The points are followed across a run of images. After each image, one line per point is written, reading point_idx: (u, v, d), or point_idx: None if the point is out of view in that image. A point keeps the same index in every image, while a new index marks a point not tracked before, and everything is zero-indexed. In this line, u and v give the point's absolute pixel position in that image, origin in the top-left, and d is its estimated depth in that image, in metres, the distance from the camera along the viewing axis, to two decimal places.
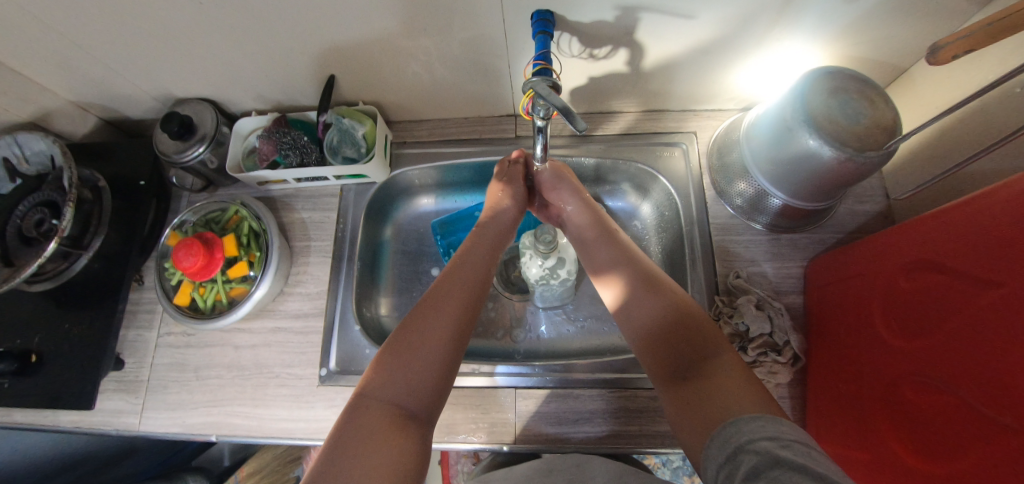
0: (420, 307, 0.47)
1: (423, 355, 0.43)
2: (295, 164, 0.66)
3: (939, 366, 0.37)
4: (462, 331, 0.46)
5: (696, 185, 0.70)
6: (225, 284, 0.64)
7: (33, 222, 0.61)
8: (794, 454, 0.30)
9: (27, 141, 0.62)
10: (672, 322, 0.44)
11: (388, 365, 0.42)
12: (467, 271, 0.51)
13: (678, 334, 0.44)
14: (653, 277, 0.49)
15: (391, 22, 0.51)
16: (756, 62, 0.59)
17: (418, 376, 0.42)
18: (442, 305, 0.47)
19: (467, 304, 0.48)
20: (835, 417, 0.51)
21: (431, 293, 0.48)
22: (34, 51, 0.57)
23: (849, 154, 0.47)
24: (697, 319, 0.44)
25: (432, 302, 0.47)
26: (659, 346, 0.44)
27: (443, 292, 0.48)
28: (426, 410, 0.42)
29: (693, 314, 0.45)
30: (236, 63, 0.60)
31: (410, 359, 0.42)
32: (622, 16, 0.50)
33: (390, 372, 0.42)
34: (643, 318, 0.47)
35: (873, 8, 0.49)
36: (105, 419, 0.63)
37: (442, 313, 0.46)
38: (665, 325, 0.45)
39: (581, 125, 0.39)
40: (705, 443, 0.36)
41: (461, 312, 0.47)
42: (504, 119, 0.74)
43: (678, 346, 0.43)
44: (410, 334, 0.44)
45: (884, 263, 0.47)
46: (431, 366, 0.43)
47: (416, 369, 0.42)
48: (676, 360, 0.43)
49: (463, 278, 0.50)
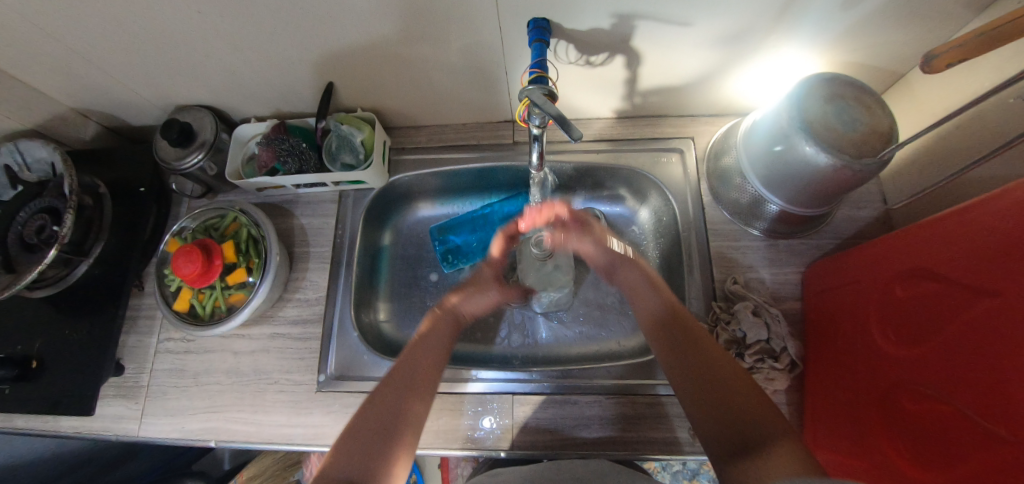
0: (380, 386, 0.47)
1: (378, 439, 0.42)
2: (293, 170, 0.67)
3: (943, 378, 0.37)
4: (417, 414, 0.45)
5: (694, 191, 0.70)
6: (224, 291, 0.64)
7: (33, 229, 0.61)
8: None
9: (28, 148, 0.63)
10: (719, 391, 0.43)
11: (342, 447, 0.41)
12: (426, 352, 0.50)
13: (726, 405, 0.42)
14: (695, 335, 0.48)
15: (389, 30, 0.52)
16: (752, 68, 0.60)
17: (377, 457, 0.41)
18: (402, 384, 0.47)
19: (424, 387, 0.47)
20: (831, 424, 0.51)
21: (389, 374, 0.48)
22: (35, 59, 0.57)
23: (845, 161, 0.47)
24: (749, 389, 0.42)
25: (392, 381, 0.47)
26: (710, 417, 0.42)
27: (402, 372, 0.48)
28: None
29: (743, 383, 0.43)
30: (235, 70, 0.60)
31: (365, 442, 0.41)
32: (618, 23, 0.50)
33: (346, 451, 0.41)
34: (689, 385, 0.45)
35: (868, 15, 0.49)
36: (105, 425, 0.63)
37: (399, 395, 0.46)
38: (710, 393, 0.43)
39: (577, 133, 0.39)
40: None
41: (416, 396, 0.46)
42: (502, 125, 0.74)
43: (731, 413, 0.41)
44: (366, 418, 0.43)
45: (881, 269, 0.47)
46: (387, 450, 0.42)
47: (369, 451, 0.41)
48: (729, 434, 0.40)
49: (426, 357, 0.50)
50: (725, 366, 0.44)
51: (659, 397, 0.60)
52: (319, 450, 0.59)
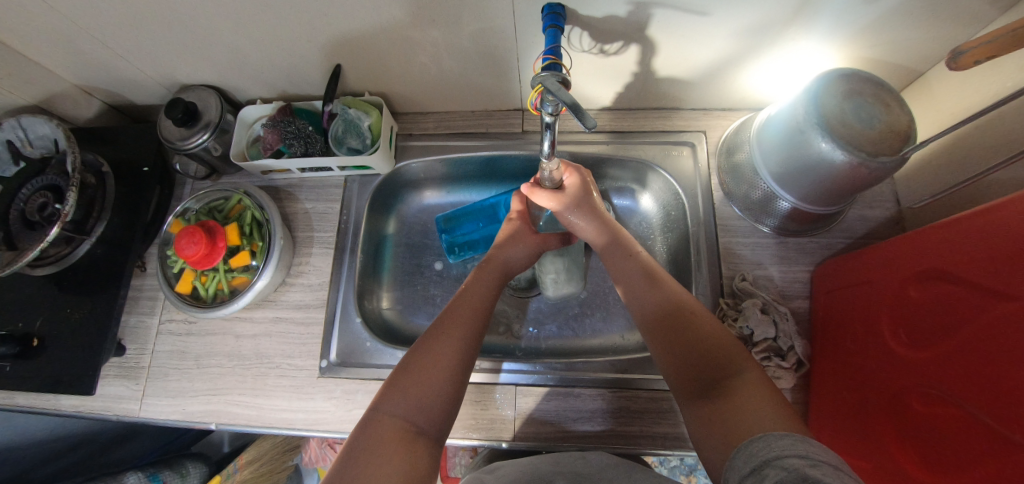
0: (434, 330, 0.48)
1: (435, 379, 0.44)
2: (300, 153, 0.66)
3: (952, 380, 0.36)
4: (468, 354, 0.47)
5: (704, 185, 0.69)
6: (227, 273, 0.63)
7: (35, 206, 0.60)
8: (822, 473, 0.28)
9: (31, 124, 0.62)
10: (695, 343, 0.45)
11: (398, 384, 0.44)
12: (472, 302, 0.52)
13: (700, 356, 0.44)
14: (681, 301, 0.49)
15: (399, 12, 0.50)
16: (769, 62, 0.58)
17: (428, 397, 0.43)
18: (455, 327, 0.49)
19: (475, 333, 0.49)
20: (836, 421, 0.51)
21: (439, 320, 0.50)
22: (38, 33, 0.56)
23: (862, 159, 0.46)
24: (720, 343, 0.44)
25: (446, 327, 0.48)
26: (685, 369, 0.44)
27: (453, 319, 0.49)
28: (436, 428, 0.43)
29: (715, 336, 0.45)
30: (242, 50, 0.59)
31: (420, 376, 0.44)
32: (635, 11, 0.49)
33: (403, 389, 0.43)
34: (661, 341, 0.47)
35: (892, 10, 0.48)
36: (106, 405, 0.63)
37: (452, 339, 0.47)
38: (686, 347, 0.45)
39: (591, 121, 0.38)
40: (730, 458, 0.34)
41: (466, 342, 0.48)
42: (512, 113, 0.73)
43: (700, 365, 0.43)
44: (422, 359, 0.45)
45: (894, 271, 0.46)
46: (443, 389, 0.44)
47: (424, 391, 0.43)
48: (700, 380, 0.42)
49: (475, 303, 0.52)
50: (703, 323, 0.46)
51: (661, 392, 0.59)
52: (320, 435, 0.59)
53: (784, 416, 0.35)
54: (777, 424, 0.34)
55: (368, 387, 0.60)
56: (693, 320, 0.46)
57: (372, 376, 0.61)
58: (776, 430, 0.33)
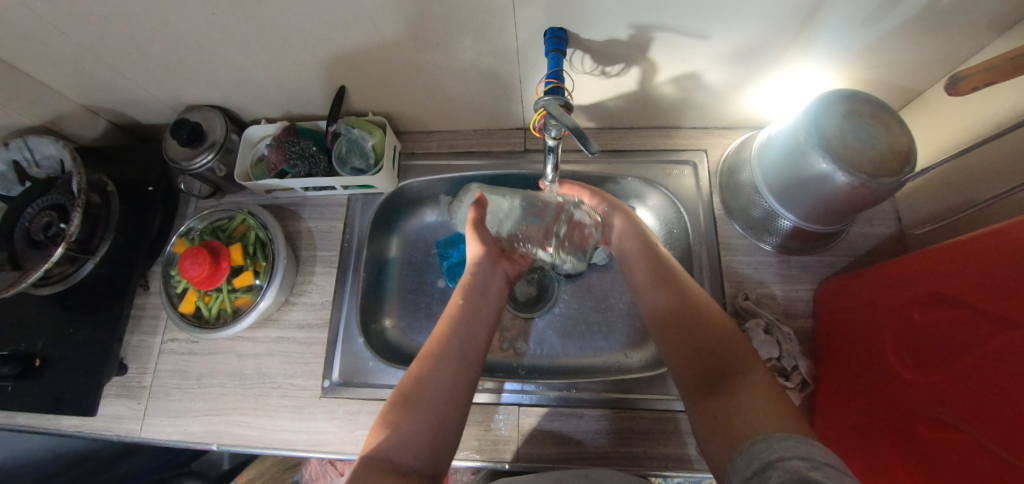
0: (425, 359, 0.47)
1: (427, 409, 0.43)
2: (304, 174, 0.67)
3: (956, 402, 0.36)
4: (467, 370, 0.47)
5: (705, 203, 0.69)
6: (231, 293, 0.63)
7: (40, 226, 0.60)
8: (824, 476, 0.28)
9: (37, 144, 0.63)
10: (702, 341, 0.45)
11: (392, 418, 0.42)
12: (466, 324, 0.50)
13: (709, 354, 0.44)
14: (691, 299, 0.48)
15: (403, 34, 0.51)
16: (770, 82, 0.59)
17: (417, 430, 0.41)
18: (446, 356, 0.47)
19: (469, 361, 0.47)
20: (849, 445, 0.50)
21: (434, 339, 0.48)
22: (47, 56, 0.57)
23: (862, 180, 0.46)
24: (723, 338, 0.44)
25: (435, 352, 0.47)
26: (695, 368, 0.44)
27: (442, 345, 0.47)
28: (427, 464, 0.40)
29: (721, 331, 0.45)
30: (248, 71, 0.60)
31: (410, 408, 0.42)
32: (636, 35, 0.49)
33: (396, 421, 0.42)
34: (672, 340, 0.47)
35: (889, 34, 0.49)
36: (106, 425, 0.63)
37: (445, 367, 0.46)
38: (693, 344, 0.45)
39: (594, 147, 0.40)
40: (733, 458, 0.35)
41: (459, 369, 0.46)
42: (514, 133, 0.74)
43: (710, 364, 0.43)
44: (412, 389, 0.44)
45: (896, 293, 0.46)
46: (435, 421, 0.43)
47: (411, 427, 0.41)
48: (705, 380, 0.42)
49: (463, 320, 0.50)
50: (713, 325, 0.45)
51: (664, 413, 0.59)
52: (321, 457, 0.59)
53: (786, 414, 0.35)
54: (778, 424, 0.34)
55: (371, 407, 0.60)
56: (697, 316, 0.47)
57: (374, 397, 0.61)
58: (778, 431, 0.33)
